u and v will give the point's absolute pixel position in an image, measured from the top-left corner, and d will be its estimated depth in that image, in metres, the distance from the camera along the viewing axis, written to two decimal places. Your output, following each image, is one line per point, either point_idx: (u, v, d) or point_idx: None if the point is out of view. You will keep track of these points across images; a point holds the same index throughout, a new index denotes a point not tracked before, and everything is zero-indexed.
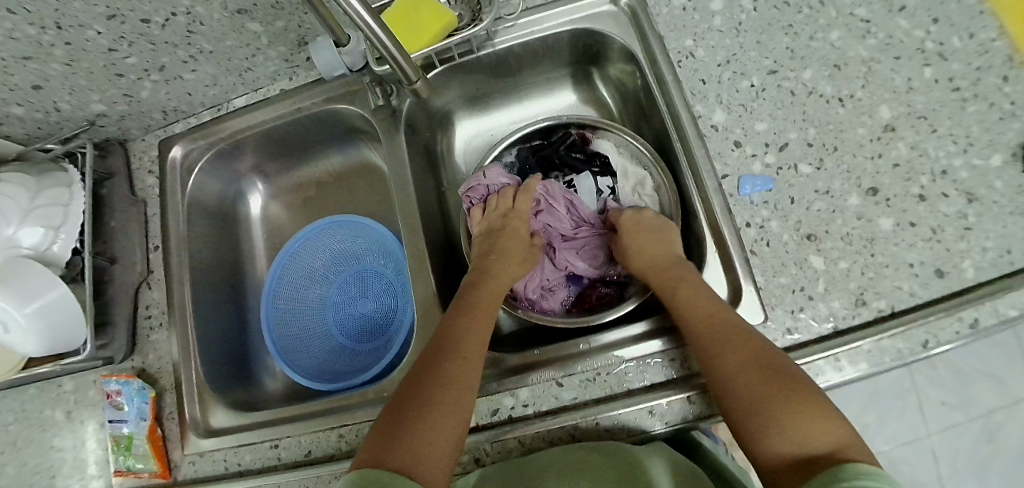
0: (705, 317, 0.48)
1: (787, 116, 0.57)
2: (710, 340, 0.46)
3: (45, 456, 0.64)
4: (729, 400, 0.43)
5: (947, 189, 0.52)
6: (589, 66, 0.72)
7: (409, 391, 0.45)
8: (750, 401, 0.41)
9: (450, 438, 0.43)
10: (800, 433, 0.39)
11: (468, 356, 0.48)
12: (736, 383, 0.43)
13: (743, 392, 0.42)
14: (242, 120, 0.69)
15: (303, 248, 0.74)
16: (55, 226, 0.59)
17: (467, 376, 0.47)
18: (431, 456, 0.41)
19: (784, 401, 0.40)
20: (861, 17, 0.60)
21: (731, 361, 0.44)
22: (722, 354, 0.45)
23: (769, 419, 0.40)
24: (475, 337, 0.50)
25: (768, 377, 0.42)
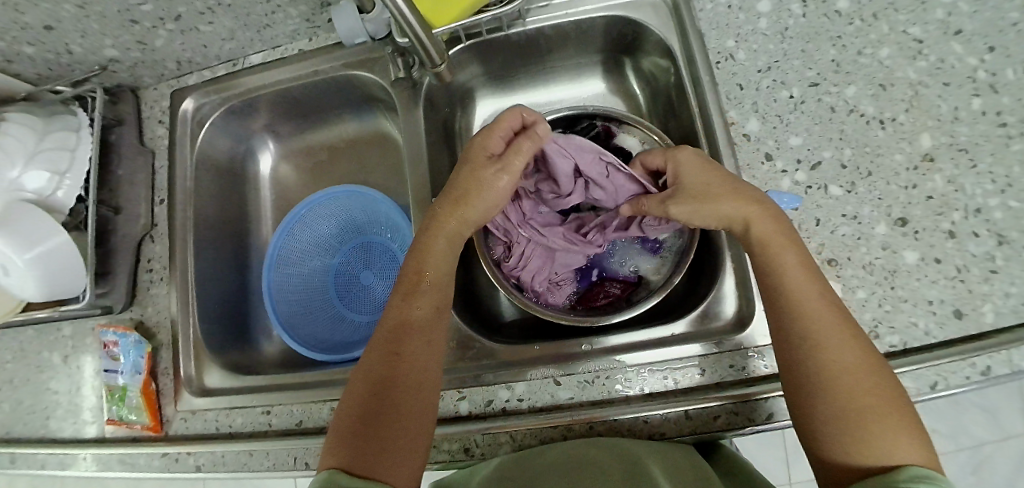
0: (812, 299, 0.43)
1: (823, 134, 0.55)
2: (807, 326, 0.42)
3: (41, 397, 0.65)
4: (814, 393, 0.40)
5: (979, 228, 0.50)
6: (622, 55, 0.69)
7: (367, 390, 0.45)
8: (842, 402, 0.39)
9: (416, 433, 0.43)
10: (884, 445, 0.37)
11: (417, 349, 0.47)
12: (833, 378, 0.40)
13: (839, 391, 0.39)
14: (258, 78, 0.67)
15: (309, 214, 0.72)
16: (60, 171, 0.58)
17: (423, 369, 0.46)
18: (397, 456, 0.41)
19: (876, 408, 0.38)
20: (914, 36, 0.56)
21: (832, 354, 0.41)
22: (822, 345, 0.41)
23: (854, 423, 0.38)
24: (425, 325, 0.48)
25: (863, 380, 0.39)
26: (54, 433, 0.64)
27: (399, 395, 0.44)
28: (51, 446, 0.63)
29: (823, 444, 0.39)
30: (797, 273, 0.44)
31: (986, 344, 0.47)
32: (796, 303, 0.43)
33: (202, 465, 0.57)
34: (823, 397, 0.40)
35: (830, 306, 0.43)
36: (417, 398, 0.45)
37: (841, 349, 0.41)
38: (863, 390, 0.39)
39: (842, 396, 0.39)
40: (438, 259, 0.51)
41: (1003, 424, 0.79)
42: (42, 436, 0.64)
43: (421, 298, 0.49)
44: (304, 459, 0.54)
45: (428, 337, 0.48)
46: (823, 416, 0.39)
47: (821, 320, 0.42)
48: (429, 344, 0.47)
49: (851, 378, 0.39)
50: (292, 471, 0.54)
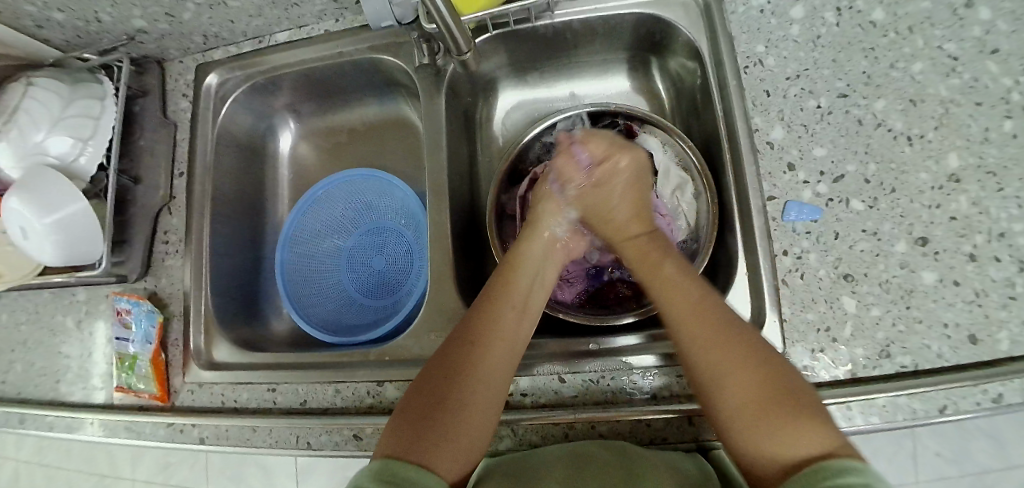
0: (703, 303, 0.46)
1: (848, 146, 0.54)
2: (697, 328, 0.44)
3: (54, 360, 0.67)
4: (713, 392, 0.42)
5: (1001, 253, 0.49)
6: (649, 54, 0.68)
7: (439, 381, 0.45)
8: (738, 398, 0.40)
9: (477, 435, 0.43)
10: (787, 440, 0.37)
11: (496, 351, 0.46)
12: (723, 377, 0.41)
13: (732, 387, 0.41)
14: (282, 56, 0.66)
15: (326, 195, 0.72)
16: (84, 138, 0.59)
17: (498, 372, 0.46)
18: (453, 453, 0.41)
19: (771, 404, 0.39)
20: (949, 52, 0.54)
21: (715, 352, 0.42)
22: (705, 346, 0.43)
23: (752, 418, 0.39)
24: (506, 329, 0.48)
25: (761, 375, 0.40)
26: (64, 396, 0.66)
27: (471, 393, 0.44)
28: (61, 409, 0.64)
29: (733, 442, 0.40)
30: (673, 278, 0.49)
31: (999, 371, 0.47)
32: (667, 305, 0.47)
33: (206, 438, 0.58)
34: (720, 394, 0.41)
35: (706, 304, 0.46)
36: (487, 399, 0.44)
37: (728, 347, 0.42)
38: (763, 386, 0.40)
39: (739, 391, 0.40)
40: (530, 268, 0.54)
41: (1010, 452, 0.78)
42: (53, 398, 0.66)
43: (512, 303, 0.50)
44: (307, 438, 0.54)
45: (508, 342, 0.47)
46: (724, 413, 0.41)
47: (687, 319, 0.45)
48: (509, 350, 0.47)
49: (741, 375, 0.41)
50: (294, 449, 0.55)
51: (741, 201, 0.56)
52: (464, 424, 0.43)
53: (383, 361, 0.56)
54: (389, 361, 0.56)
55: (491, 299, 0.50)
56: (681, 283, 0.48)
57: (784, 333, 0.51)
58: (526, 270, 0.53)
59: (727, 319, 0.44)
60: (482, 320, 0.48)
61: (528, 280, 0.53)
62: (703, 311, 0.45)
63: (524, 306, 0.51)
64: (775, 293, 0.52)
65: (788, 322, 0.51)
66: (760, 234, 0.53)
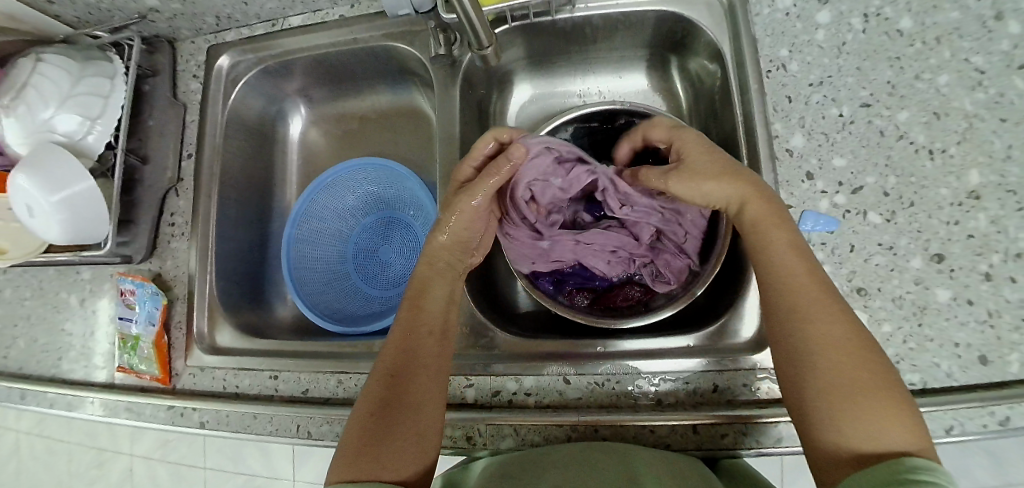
0: (817, 285, 0.42)
1: (868, 157, 0.53)
2: (807, 305, 0.41)
3: (56, 337, 0.67)
4: (805, 368, 0.39)
5: (1017, 274, 0.48)
6: (669, 53, 0.67)
7: (373, 406, 0.43)
8: (830, 380, 0.38)
9: (421, 451, 0.43)
10: (870, 427, 0.35)
11: (427, 371, 0.46)
12: (818, 353, 0.39)
13: (828, 367, 0.38)
14: (296, 39, 0.65)
15: (335, 183, 0.71)
16: (92, 116, 0.58)
17: (428, 386, 0.45)
18: (399, 468, 0.41)
19: (866, 392, 0.36)
20: (976, 66, 0.53)
21: (811, 332, 0.40)
22: (809, 317, 0.40)
23: (841, 400, 0.37)
24: (429, 348, 0.47)
25: (847, 366, 0.38)
26: (66, 374, 0.66)
27: (407, 415, 0.43)
28: (62, 386, 0.65)
29: (811, 412, 0.38)
30: (790, 258, 0.43)
31: (1008, 393, 0.46)
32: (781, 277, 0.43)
33: (207, 422, 0.58)
34: (813, 376, 0.38)
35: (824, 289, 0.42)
36: (424, 423, 0.44)
37: (828, 328, 0.39)
38: (854, 372, 0.37)
39: (832, 367, 0.38)
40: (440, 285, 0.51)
41: (1008, 471, 0.77)
42: (55, 375, 0.66)
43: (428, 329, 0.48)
44: (307, 428, 0.54)
45: (434, 364, 0.47)
46: (811, 388, 0.38)
47: (803, 299, 0.41)
48: (438, 367, 0.47)
49: (844, 360, 0.38)
50: (294, 438, 0.55)
51: None
52: (407, 445, 0.42)
53: None
54: None
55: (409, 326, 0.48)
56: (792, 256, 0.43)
57: None
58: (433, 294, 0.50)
59: (847, 310, 0.40)
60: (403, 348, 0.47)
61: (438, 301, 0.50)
62: (818, 297, 0.41)
63: (443, 325, 0.49)
64: None
65: None
66: None
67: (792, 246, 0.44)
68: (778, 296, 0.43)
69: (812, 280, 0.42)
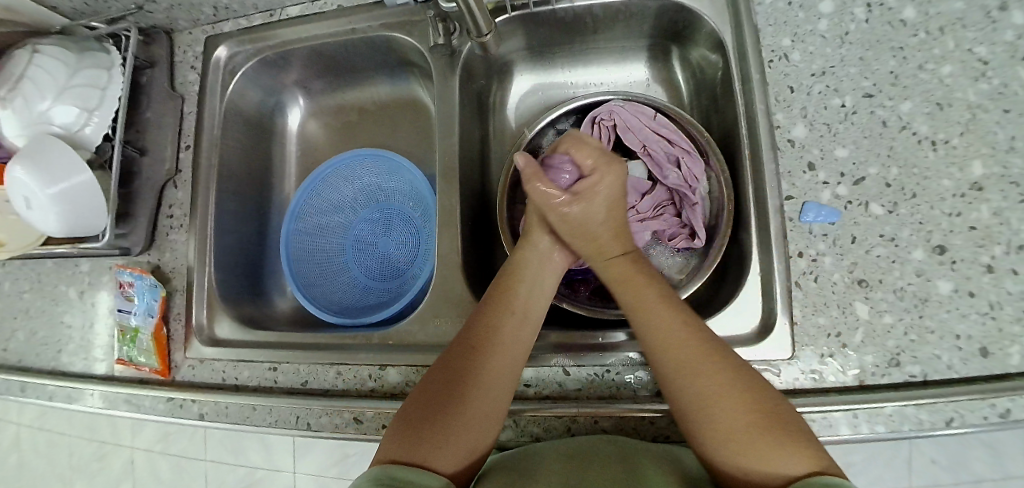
0: (658, 308, 0.45)
1: (871, 148, 0.52)
2: (671, 356, 0.42)
3: (55, 330, 0.67)
4: (701, 406, 0.39)
5: (1019, 266, 0.48)
6: (670, 43, 0.66)
7: (438, 387, 0.44)
8: (717, 418, 0.38)
9: (475, 435, 0.42)
10: (766, 460, 0.36)
11: (496, 359, 0.45)
12: (712, 399, 0.39)
13: (719, 408, 0.39)
14: (294, 29, 0.65)
15: (334, 175, 0.71)
16: (89, 108, 0.58)
17: (499, 377, 0.45)
18: (445, 454, 0.40)
19: (762, 426, 0.37)
20: (980, 57, 0.52)
21: (695, 375, 0.41)
22: (651, 333, 0.44)
23: (738, 437, 0.37)
24: (506, 335, 0.46)
25: (739, 400, 0.39)
26: (66, 367, 0.66)
27: (469, 409, 0.43)
28: (62, 379, 0.65)
29: (713, 455, 0.38)
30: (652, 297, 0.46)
31: (1010, 385, 0.46)
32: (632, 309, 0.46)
33: (206, 414, 0.58)
34: (709, 410, 0.39)
35: (680, 327, 0.43)
36: (487, 408, 0.43)
37: (699, 367, 0.41)
38: (737, 397, 0.39)
39: (711, 413, 0.39)
40: (530, 273, 0.50)
41: (1007, 464, 0.77)
42: (55, 368, 0.66)
43: (515, 310, 0.48)
44: (306, 419, 0.54)
45: (512, 349, 0.46)
46: (712, 439, 0.38)
47: (657, 328, 0.44)
48: (512, 358, 0.46)
49: (737, 400, 0.39)
50: (294, 430, 0.55)
51: (758, 198, 0.54)
52: (456, 437, 0.41)
53: (386, 345, 0.56)
54: (392, 345, 0.56)
55: (496, 303, 0.48)
56: (642, 294, 0.46)
57: (795, 334, 0.50)
58: (523, 277, 0.50)
59: (709, 340, 0.43)
60: (482, 334, 0.46)
61: (529, 289, 0.50)
62: (664, 312, 0.44)
63: (528, 314, 0.48)
64: (787, 295, 0.51)
65: (798, 325, 0.50)
66: (777, 233, 0.52)
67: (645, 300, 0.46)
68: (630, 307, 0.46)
69: (662, 307, 0.45)
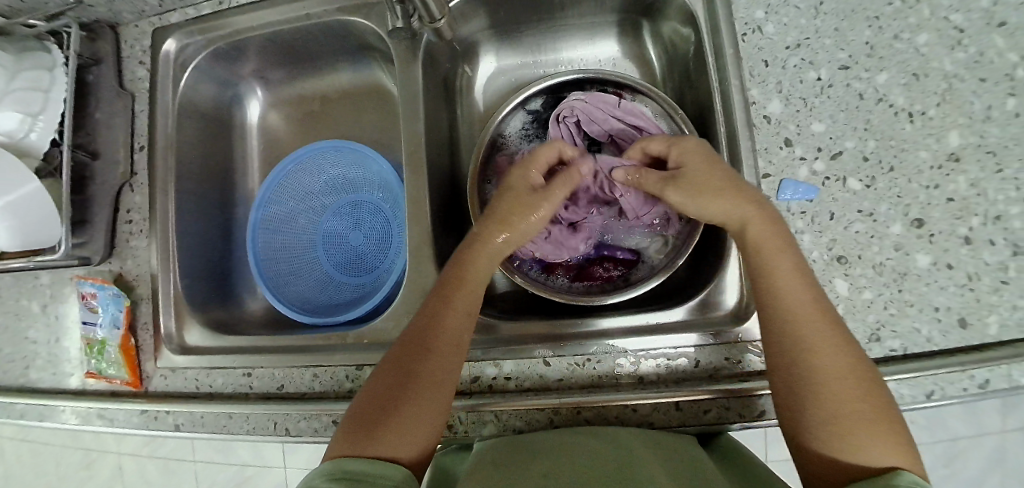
0: (802, 282, 0.42)
1: (847, 121, 0.51)
2: (816, 333, 0.40)
3: (21, 346, 0.64)
4: (811, 388, 0.39)
5: (996, 236, 0.48)
6: (642, 18, 0.64)
7: (389, 378, 0.43)
8: (833, 406, 0.38)
9: (431, 421, 0.42)
10: (869, 451, 0.36)
11: (447, 343, 0.44)
12: (822, 380, 0.39)
13: (827, 392, 0.38)
14: (247, 17, 0.61)
15: (300, 168, 0.69)
16: (32, 112, 0.55)
17: (450, 362, 0.44)
18: (402, 443, 0.40)
19: (869, 419, 0.37)
20: (955, 24, 0.51)
21: (824, 359, 0.39)
22: (794, 311, 0.41)
23: (848, 426, 0.37)
24: (455, 319, 0.46)
25: (852, 390, 0.38)
26: (35, 383, 0.63)
27: (420, 397, 0.42)
28: (31, 396, 0.62)
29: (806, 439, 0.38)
30: (789, 272, 0.43)
31: (988, 355, 0.46)
32: (767, 283, 0.43)
33: (181, 425, 0.57)
34: (817, 395, 0.38)
35: (820, 306, 0.41)
36: (441, 394, 0.43)
37: (833, 357, 0.39)
38: (848, 382, 0.38)
39: (833, 397, 0.38)
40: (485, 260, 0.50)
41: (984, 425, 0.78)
42: (23, 385, 0.64)
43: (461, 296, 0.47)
44: (284, 425, 0.53)
45: (460, 330, 0.45)
46: (810, 421, 0.38)
47: (790, 295, 0.42)
48: (461, 341, 0.45)
49: (849, 384, 0.38)
50: (272, 436, 0.53)
51: None
52: (414, 425, 0.41)
53: (363, 344, 0.55)
54: (368, 344, 0.55)
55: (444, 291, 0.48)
56: (785, 273, 0.43)
57: None
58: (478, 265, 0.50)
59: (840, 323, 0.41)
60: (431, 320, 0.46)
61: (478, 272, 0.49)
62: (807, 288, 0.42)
63: (474, 305, 0.48)
64: None
65: None
66: None
67: (796, 279, 0.42)
68: (762, 274, 0.44)
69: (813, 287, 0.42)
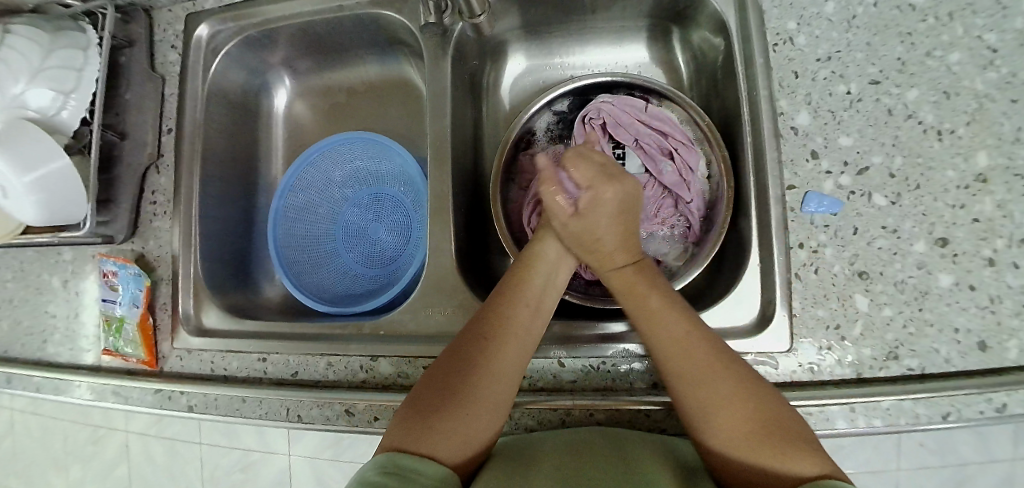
0: (664, 308, 0.44)
1: (875, 136, 0.51)
2: (691, 366, 0.41)
3: (41, 319, 0.65)
4: (709, 416, 0.40)
5: (1020, 260, 0.47)
6: (670, 24, 0.64)
7: (446, 374, 0.43)
8: (734, 429, 0.39)
9: (487, 422, 0.42)
10: (793, 462, 0.36)
11: (510, 344, 0.45)
12: (712, 409, 0.40)
13: (725, 416, 0.39)
14: (279, 6, 0.62)
15: (323, 158, 0.69)
16: (66, 91, 0.55)
17: (510, 365, 0.44)
18: (456, 441, 0.40)
19: (768, 433, 0.38)
20: (990, 43, 0.51)
21: (702, 390, 0.41)
22: (664, 349, 0.43)
23: (753, 445, 0.38)
24: (519, 321, 0.46)
25: (742, 412, 0.39)
26: (52, 357, 0.64)
27: (479, 397, 0.42)
28: (48, 370, 0.63)
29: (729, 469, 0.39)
30: (655, 304, 0.45)
31: (1007, 379, 0.46)
32: (641, 318, 0.45)
33: (195, 405, 0.57)
34: (718, 422, 0.39)
35: (696, 331, 0.43)
36: (500, 395, 0.43)
37: (719, 381, 0.40)
38: (743, 404, 0.39)
39: (731, 418, 0.39)
40: (547, 265, 0.50)
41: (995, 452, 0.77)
42: (40, 359, 0.65)
43: (526, 300, 0.47)
44: (296, 411, 0.54)
45: (523, 334, 0.46)
46: (723, 447, 0.39)
47: (659, 330, 0.44)
48: (522, 343, 0.45)
49: (740, 402, 0.39)
50: (284, 421, 0.54)
51: (759, 188, 0.53)
52: (469, 424, 0.41)
53: (378, 336, 0.55)
54: (383, 335, 0.55)
55: (505, 293, 0.48)
56: (658, 308, 0.45)
57: (793, 326, 0.49)
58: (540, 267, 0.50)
59: (711, 341, 0.42)
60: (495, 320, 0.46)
61: (544, 278, 0.49)
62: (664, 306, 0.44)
63: (541, 306, 0.48)
64: (788, 287, 0.50)
65: (797, 317, 0.50)
66: (778, 224, 0.51)
67: (664, 310, 0.44)
68: (637, 313, 0.46)
69: (654, 304, 0.45)
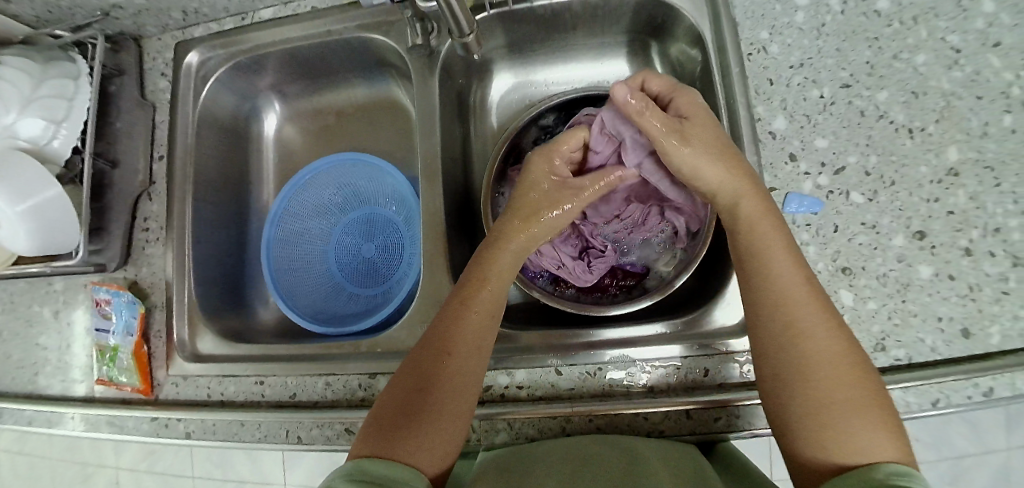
0: (792, 273, 0.43)
1: (849, 137, 0.53)
2: (804, 320, 0.40)
3: (31, 352, 0.64)
4: (800, 376, 0.39)
5: (995, 248, 0.49)
6: (649, 38, 0.67)
7: (411, 383, 0.44)
8: (826, 395, 0.38)
9: (454, 431, 0.43)
10: (863, 444, 0.36)
11: (468, 352, 0.45)
12: (813, 368, 0.39)
13: (819, 379, 0.39)
14: (268, 33, 0.63)
15: (315, 180, 0.70)
16: (57, 121, 0.56)
17: (471, 375, 0.44)
18: (420, 448, 0.40)
19: (859, 406, 0.37)
20: (952, 45, 0.53)
21: (809, 345, 0.40)
22: (785, 301, 0.42)
23: (832, 417, 0.37)
24: (476, 328, 0.46)
25: (847, 380, 0.38)
26: (43, 390, 0.63)
27: (440, 406, 0.42)
28: (39, 403, 0.62)
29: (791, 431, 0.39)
30: (781, 261, 0.43)
31: (991, 364, 0.47)
32: (759, 273, 0.44)
33: (192, 432, 0.57)
34: (806, 386, 0.39)
35: (816, 297, 0.42)
36: (461, 402, 0.43)
37: (823, 342, 0.40)
38: (844, 371, 0.39)
39: (827, 383, 0.38)
40: (506, 264, 0.50)
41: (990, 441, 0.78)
42: (31, 392, 0.64)
43: (480, 305, 0.47)
44: (296, 433, 0.53)
45: (479, 340, 0.46)
46: (798, 410, 0.39)
47: (784, 282, 0.42)
48: (479, 349, 0.46)
49: (841, 371, 0.38)
50: (284, 444, 0.53)
51: None
52: (435, 433, 0.41)
53: (376, 353, 0.55)
54: (381, 352, 0.55)
55: (461, 298, 0.48)
56: (781, 263, 0.43)
57: None
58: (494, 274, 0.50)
59: (827, 310, 0.41)
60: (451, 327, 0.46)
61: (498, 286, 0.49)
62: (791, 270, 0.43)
63: (496, 310, 0.48)
64: None
65: None
66: None
67: (793, 272, 0.43)
68: (756, 268, 0.44)
69: (797, 270, 0.43)
